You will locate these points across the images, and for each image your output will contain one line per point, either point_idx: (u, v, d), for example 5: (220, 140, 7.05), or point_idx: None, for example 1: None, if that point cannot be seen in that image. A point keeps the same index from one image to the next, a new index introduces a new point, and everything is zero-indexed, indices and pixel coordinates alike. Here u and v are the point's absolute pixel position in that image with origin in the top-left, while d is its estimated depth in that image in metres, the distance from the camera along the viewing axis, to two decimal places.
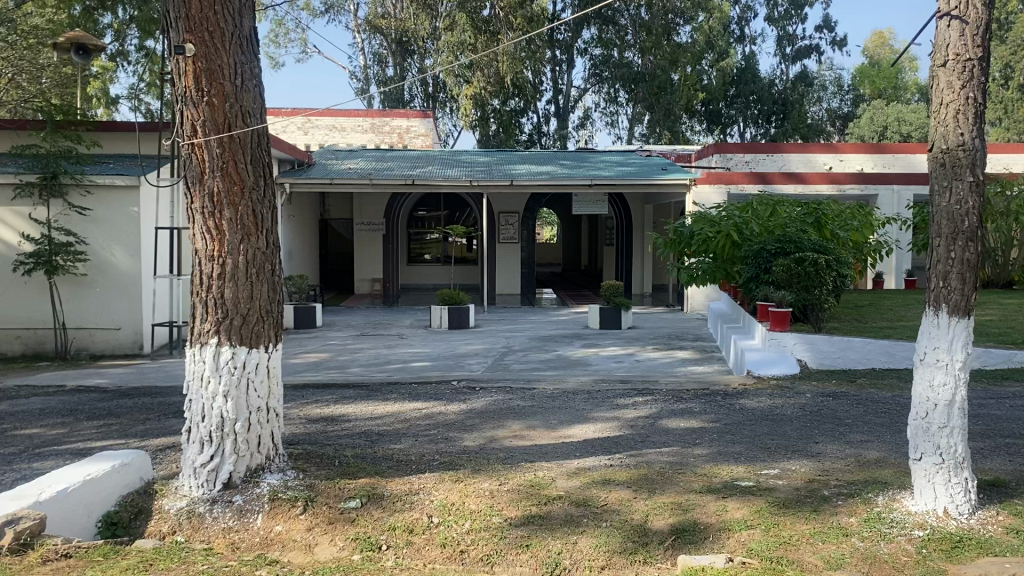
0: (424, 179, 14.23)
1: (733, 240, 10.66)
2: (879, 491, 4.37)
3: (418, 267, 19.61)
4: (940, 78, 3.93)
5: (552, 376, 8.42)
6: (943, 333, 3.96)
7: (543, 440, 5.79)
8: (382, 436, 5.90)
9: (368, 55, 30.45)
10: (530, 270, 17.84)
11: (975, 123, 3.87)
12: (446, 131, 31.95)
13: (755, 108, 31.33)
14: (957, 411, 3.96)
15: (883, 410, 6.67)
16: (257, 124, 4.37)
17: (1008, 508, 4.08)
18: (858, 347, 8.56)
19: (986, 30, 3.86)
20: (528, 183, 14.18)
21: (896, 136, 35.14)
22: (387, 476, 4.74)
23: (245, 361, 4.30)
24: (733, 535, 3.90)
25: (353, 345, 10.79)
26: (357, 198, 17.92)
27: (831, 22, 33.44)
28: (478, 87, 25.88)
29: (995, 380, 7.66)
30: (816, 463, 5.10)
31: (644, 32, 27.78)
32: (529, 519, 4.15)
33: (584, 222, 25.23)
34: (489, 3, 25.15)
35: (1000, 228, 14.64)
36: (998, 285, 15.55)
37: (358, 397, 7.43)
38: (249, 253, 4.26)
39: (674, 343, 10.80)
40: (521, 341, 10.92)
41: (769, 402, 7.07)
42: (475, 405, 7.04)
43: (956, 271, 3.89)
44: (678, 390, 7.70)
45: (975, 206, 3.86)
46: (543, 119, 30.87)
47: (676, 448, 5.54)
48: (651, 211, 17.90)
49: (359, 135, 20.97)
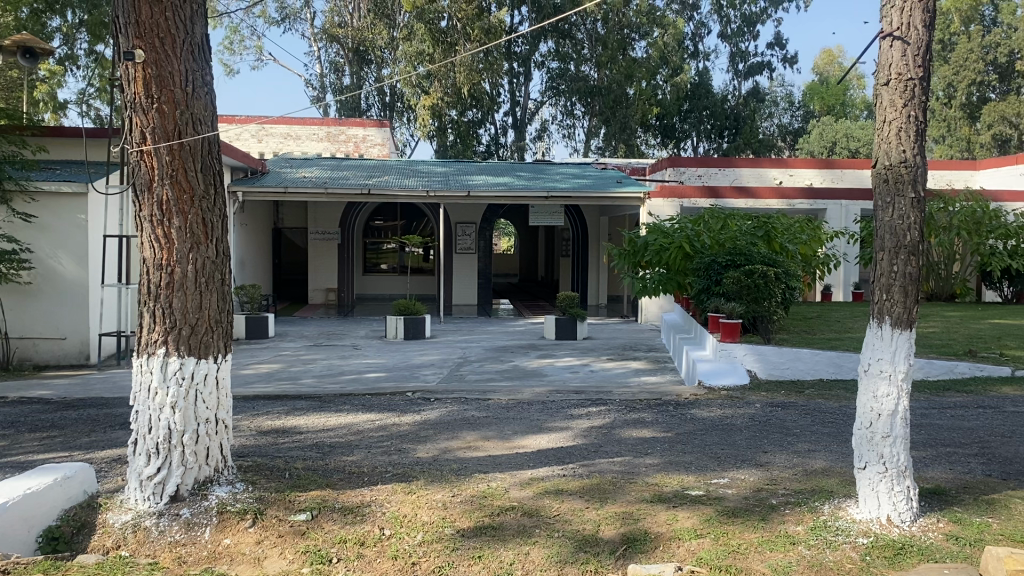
0: (381, 189, 14.19)
1: (684, 252, 10.79)
2: (825, 499, 4.46)
3: (374, 277, 19.53)
4: (884, 96, 4.04)
5: (508, 387, 8.41)
6: (887, 345, 4.06)
7: (497, 451, 5.79)
8: (333, 447, 5.84)
9: (324, 64, 30.40)
10: (486, 281, 17.89)
11: (916, 142, 3.98)
12: (402, 141, 32.02)
13: (708, 123, 31.87)
14: (900, 421, 4.07)
15: (830, 421, 6.79)
16: (208, 131, 4.32)
17: (948, 516, 4.19)
18: (807, 358, 8.70)
19: (926, 51, 3.98)
20: (486, 195, 14.20)
21: (845, 152, 36.16)
22: (339, 489, 4.69)
23: (193, 371, 4.24)
24: (683, 544, 3.94)
25: (305, 356, 10.67)
26: (312, 207, 17.78)
27: (782, 40, 34.25)
28: (436, 97, 25.79)
29: (937, 391, 7.87)
30: (765, 473, 5.18)
31: (601, 46, 28.06)
32: (481, 530, 4.14)
33: (541, 234, 25.35)
34: (446, 13, 25.13)
35: (943, 242, 15.02)
36: (942, 298, 15.91)
37: (310, 409, 7.36)
38: (198, 262, 4.21)
39: (628, 353, 10.90)
40: (476, 352, 10.91)
41: (719, 413, 7.16)
42: (429, 416, 7.01)
43: (899, 284, 3.99)
44: (631, 401, 7.77)
45: (917, 221, 3.97)
46: (501, 130, 31.05)
47: (627, 458, 5.58)
48: (606, 223, 18.14)
49: (315, 144, 20.83)
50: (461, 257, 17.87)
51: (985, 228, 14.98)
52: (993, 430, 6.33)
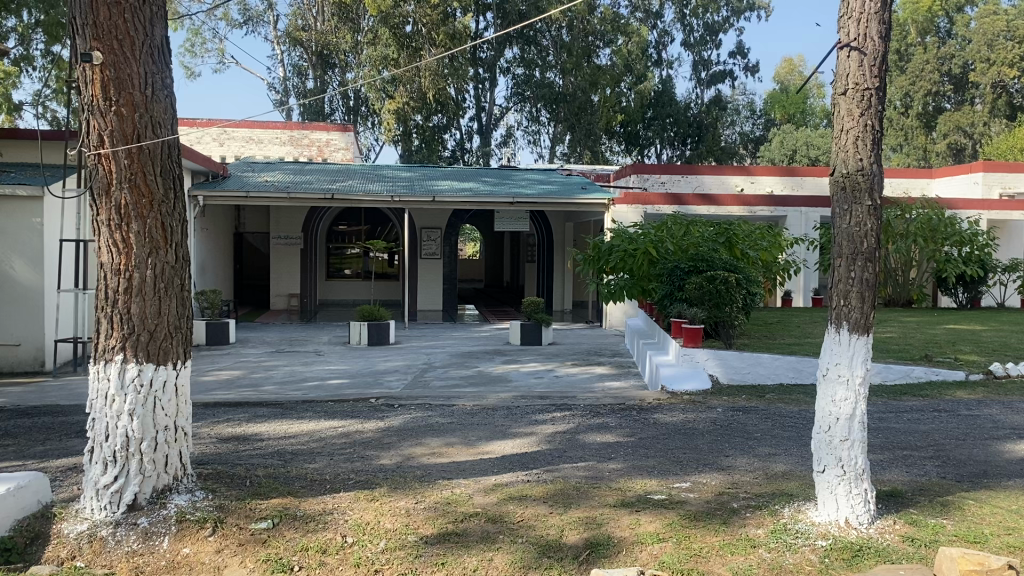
0: (344, 194, 14.07)
1: (649, 258, 10.87)
2: (785, 502, 4.52)
3: (338, 283, 19.41)
4: (841, 105, 4.11)
5: (472, 393, 8.40)
6: (845, 349, 4.13)
7: (462, 457, 5.79)
8: (296, 455, 5.79)
9: (288, 67, 30.19)
10: (451, 287, 17.85)
11: (872, 150, 4.05)
12: (367, 146, 31.89)
13: (671, 130, 32.17)
14: (857, 425, 4.14)
15: (790, 425, 6.88)
16: (167, 135, 4.27)
17: (904, 518, 4.27)
18: (767, 362, 8.83)
19: (883, 61, 4.05)
20: (451, 200, 14.18)
21: (805, 159, 36.75)
22: (301, 496, 4.64)
23: (152, 378, 4.18)
24: (646, 548, 3.97)
25: (267, 362, 10.55)
26: (274, 211, 17.61)
27: (744, 49, 34.74)
28: (402, 102, 25.71)
29: (894, 395, 8.02)
30: (726, 477, 5.23)
31: (566, 53, 28.25)
32: (445, 536, 4.13)
33: (506, 239, 25.37)
34: (412, 18, 25.07)
35: (900, 249, 15.39)
36: (899, 304, 16.20)
37: (272, 416, 7.28)
38: (157, 267, 4.15)
39: (592, 359, 10.95)
40: (441, 358, 10.87)
41: (681, 417, 7.22)
42: (393, 423, 6.97)
43: (856, 290, 4.06)
44: (595, 405, 7.81)
45: (873, 228, 4.04)
46: (466, 136, 31.06)
47: (591, 462, 5.61)
48: (572, 229, 18.20)
49: (277, 148, 20.70)
50: (426, 262, 17.81)
51: (941, 236, 15.35)
52: (948, 433, 6.46)
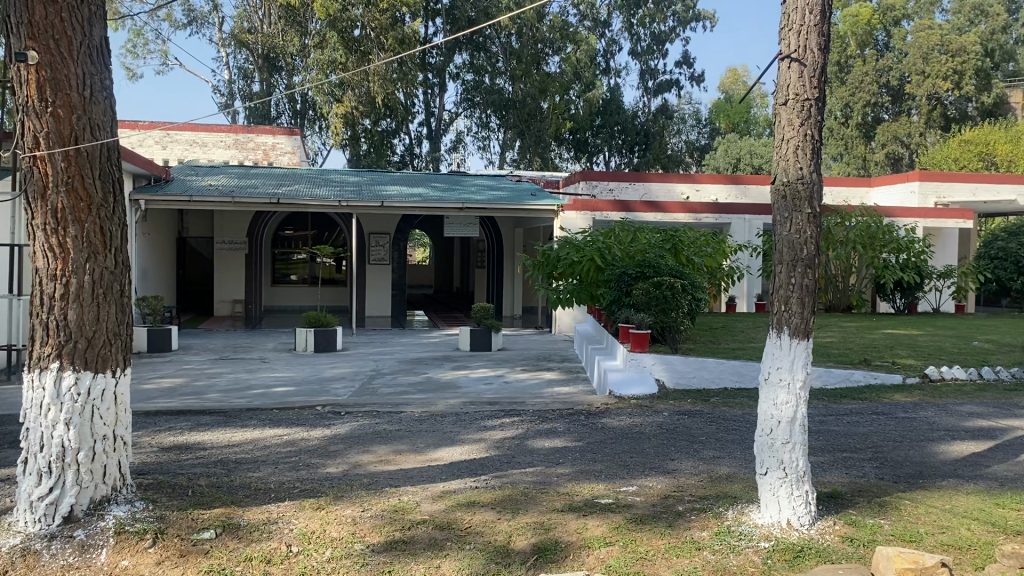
0: (290, 198, 13.89)
1: (596, 264, 10.94)
2: (729, 505, 4.59)
3: (284, 288, 19.17)
4: (782, 115, 4.20)
5: (421, 399, 8.36)
6: (786, 354, 4.22)
7: (410, 464, 5.75)
8: (239, 464, 5.69)
9: (233, 70, 29.80)
10: (400, 292, 17.76)
11: (812, 159, 4.15)
12: (314, 150, 31.64)
13: (619, 138, 32.51)
14: (798, 428, 4.23)
15: (734, 428, 7.00)
16: (107, 137, 4.18)
17: (844, 518, 4.37)
18: (711, 367, 8.96)
19: (821, 73, 4.15)
20: (399, 206, 14.09)
21: (749, 168, 37.45)
22: (244, 505, 4.57)
23: (89, 387, 4.08)
24: (593, 553, 4.00)
25: (210, 370, 10.35)
26: (218, 216, 17.31)
27: (689, 59, 35.33)
28: (350, 106, 25.47)
29: (835, 399, 8.21)
30: (672, 480, 5.29)
31: (515, 60, 28.35)
32: (392, 544, 4.10)
33: (456, 245, 25.35)
34: (360, 23, 24.93)
35: (840, 255, 15.76)
36: (839, 309, 16.59)
37: (215, 424, 7.15)
38: (95, 273, 4.05)
39: (542, 364, 10.98)
40: (388, 364, 10.81)
41: (628, 421, 7.29)
42: (339, 430, 6.90)
43: (796, 296, 4.15)
44: (544, 411, 7.84)
45: (813, 235, 4.14)
46: (415, 141, 30.98)
47: (540, 468, 5.62)
48: (521, 235, 18.26)
49: (222, 151, 20.33)
50: (374, 268, 17.67)
51: (879, 243, 15.75)
52: (885, 436, 6.63)
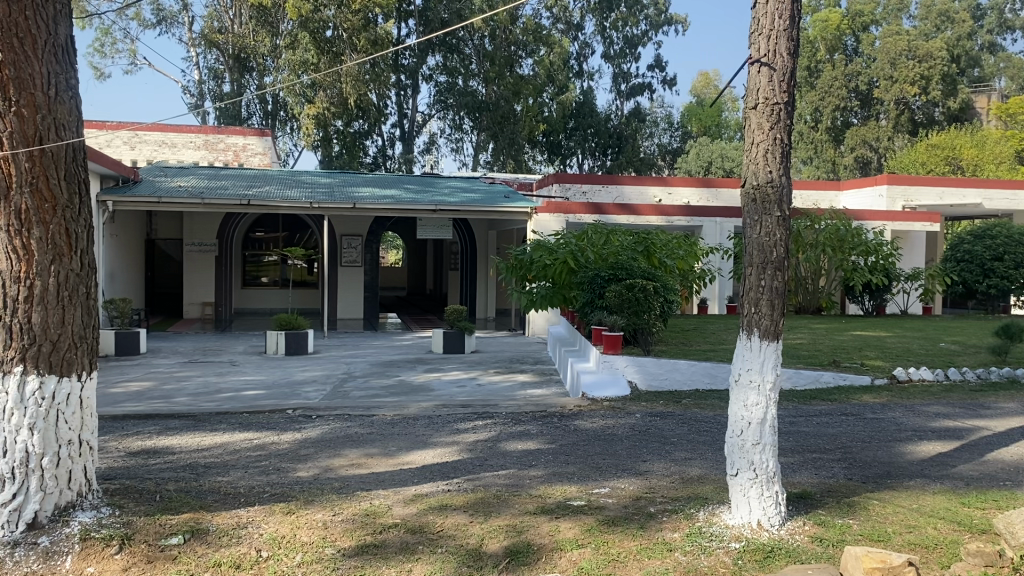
0: (261, 200, 13.78)
1: (569, 266, 10.96)
2: (700, 506, 4.61)
3: (254, 290, 18.99)
4: (752, 119, 4.23)
5: (393, 402, 8.31)
6: (756, 356, 4.25)
7: (381, 468, 5.71)
8: (208, 468, 5.62)
9: (203, 70, 29.54)
10: (372, 294, 17.68)
11: (781, 163, 4.19)
12: (285, 151, 31.47)
13: (592, 141, 32.67)
14: (768, 429, 4.26)
15: (705, 429, 7.04)
16: (72, 137, 4.12)
17: (813, 518, 4.41)
18: (683, 368, 9.01)
19: (790, 77, 4.19)
20: (372, 207, 14.02)
21: (720, 171, 37.78)
22: (213, 510, 4.52)
23: (54, 391, 4.01)
24: (566, 555, 3.99)
25: (179, 373, 10.23)
26: (188, 217, 17.11)
27: (662, 63, 35.58)
28: (321, 107, 25.30)
29: (804, 400, 8.30)
30: (644, 481, 5.31)
31: (488, 62, 28.37)
32: (363, 548, 4.07)
33: (429, 247, 25.30)
34: (332, 24, 24.81)
35: (810, 258, 15.95)
36: (809, 311, 16.76)
37: (184, 428, 7.06)
38: (61, 275, 3.99)
39: (515, 366, 10.99)
40: (361, 367, 10.74)
41: (601, 423, 7.30)
42: (311, 434, 6.84)
43: (766, 298, 4.19)
44: (517, 413, 7.84)
45: (783, 238, 4.17)
46: (388, 142, 30.89)
47: (512, 470, 5.62)
48: (495, 237, 18.26)
49: (192, 152, 20.11)
50: (346, 270, 17.57)
51: (848, 245, 15.94)
52: (854, 436, 6.71)
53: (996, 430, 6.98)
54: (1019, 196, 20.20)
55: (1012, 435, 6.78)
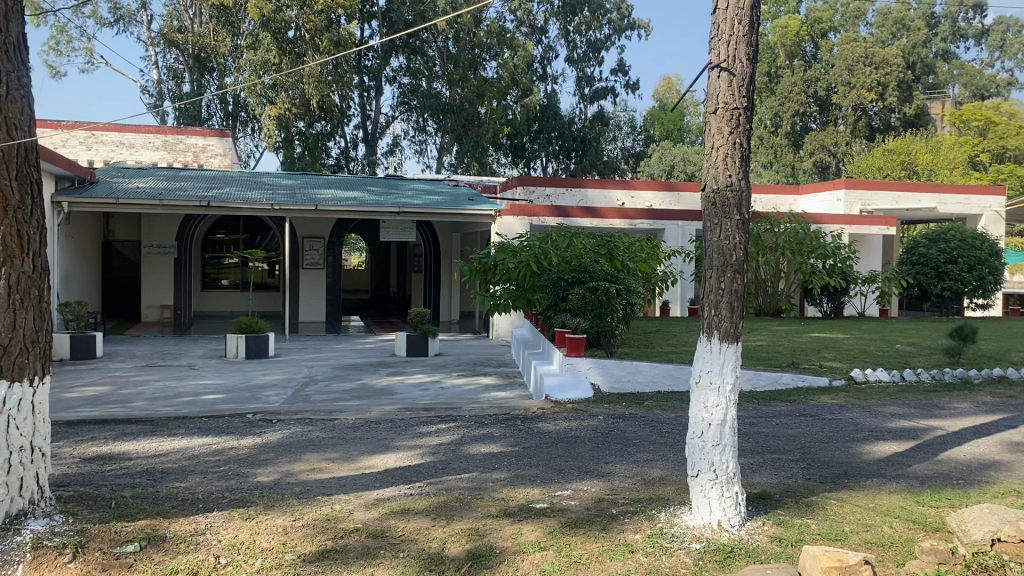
0: (222, 201, 13.61)
1: (533, 269, 10.98)
2: (661, 507, 4.64)
3: (215, 293, 18.76)
4: (712, 124, 4.27)
5: (356, 406, 8.25)
6: (716, 358, 4.29)
7: (343, 472, 5.67)
8: (166, 474, 5.53)
9: (163, 70, 29.13)
10: (335, 297, 17.55)
11: (740, 167, 4.24)
12: (247, 152, 31.15)
13: (556, 144, 32.78)
14: (728, 430, 4.31)
15: (667, 431, 7.09)
16: (24, 137, 4.03)
17: (772, 518, 4.46)
18: (646, 370, 9.06)
19: (749, 83, 4.24)
20: (334, 209, 13.90)
21: (682, 174, 38.13)
22: (170, 516, 4.45)
23: (4, 397, 3.92)
24: (528, 558, 3.99)
25: (136, 377, 10.06)
26: (146, 219, 16.83)
27: (625, 67, 35.84)
28: (283, 108, 25.06)
29: (764, 401, 8.40)
30: (606, 483, 5.33)
31: (452, 64, 28.29)
32: (324, 554, 4.03)
33: (393, 248, 25.17)
34: (294, 24, 24.61)
35: (770, 261, 16.20)
36: (769, 313, 16.96)
37: (141, 434, 6.94)
38: (12, 278, 3.90)
39: (479, 369, 10.97)
40: (323, 371, 10.65)
41: (564, 425, 7.32)
42: (270, 439, 6.76)
43: (726, 301, 4.23)
44: (480, 416, 7.83)
45: (742, 242, 4.22)
46: (351, 144, 30.71)
47: (474, 473, 5.61)
48: (458, 240, 18.22)
49: (150, 153, 19.82)
50: (308, 273, 17.42)
51: (807, 248, 16.20)
52: (813, 437, 6.80)
53: (949, 430, 7.12)
54: (972, 200, 20.69)
55: (964, 435, 6.93)
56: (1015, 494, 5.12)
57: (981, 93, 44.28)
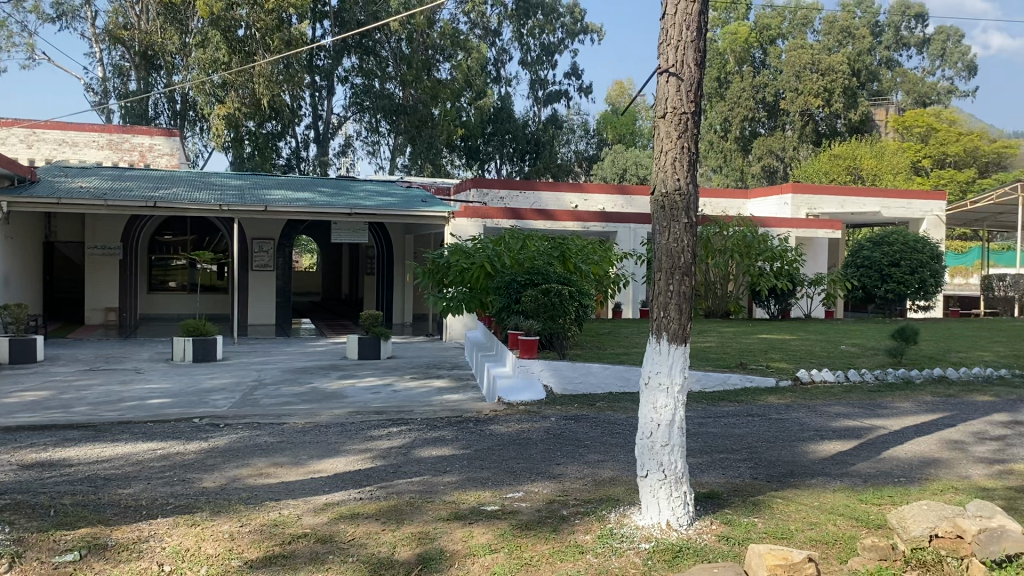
0: (169, 202, 13.35)
1: (486, 271, 10.97)
2: (611, 508, 4.68)
3: (161, 295, 18.40)
4: (661, 128, 4.31)
5: (305, 410, 8.16)
6: (665, 359, 4.34)
7: (291, 477, 5.60)
8: (109, 480, 5.41)
9: (107, 68, 28.53)
10: (285, 299, 17.35)
11: (688, 171, 4.28)
12: (195, 151, 30.65)
13: (510, 146, 32.84)
14: (676, 430, 4.36)
15: (618, 432, 7.14)
16: None
17: (721, 518, 4.52)
18: (598, 372, 9.13)
19: (697, 88, 4.29)
20: (284, 210, 13.72)
21: (635, 178, 38.54)
22: (113, 524, 4.35)
23: None
24: (478, 560, 3.99)
25: (79, 382, 9.80)
26: (89, 219, 16.43)
27: (578, 71, 36.07)
28: (232, 107, 24.73)
29: (713, 401, 8.51)
30: (557, 485, 5.35)
31: (405, 65, 28.16)
32: (271, 560, 3.98)
33: (345, 250, 24.95)
34: (244, 23, 24.23)
35: (719, 264, 16.50)
36: (718, 315, 17.19)
37: (83, 439, 6.78)
38: None
39: (431, 372, 10.92)
40: (272, 375, 10.50)
41: (516, 427, 7.33)
42: (218, 443, 6.66)
43: (674, 303, 4.28)
44: (432, 419, 7.79)
45: (690, 245, 4.27)
46: (302, 144, 30.39)
47: (426, 477, 5.58)
48: (411, 242, 18.13)
49: (94, 152, 19.39)
50: (257, 274, 17.17)
51: (755, 252, 16.48)
52: (760, 436, 6.91)
53: (891, 429, 7.29)
54: (914, 205, 21.23)
55: (906, 434, 7.11)
56: (953, 490, 5.27)
57: (923, 100, 45.55)
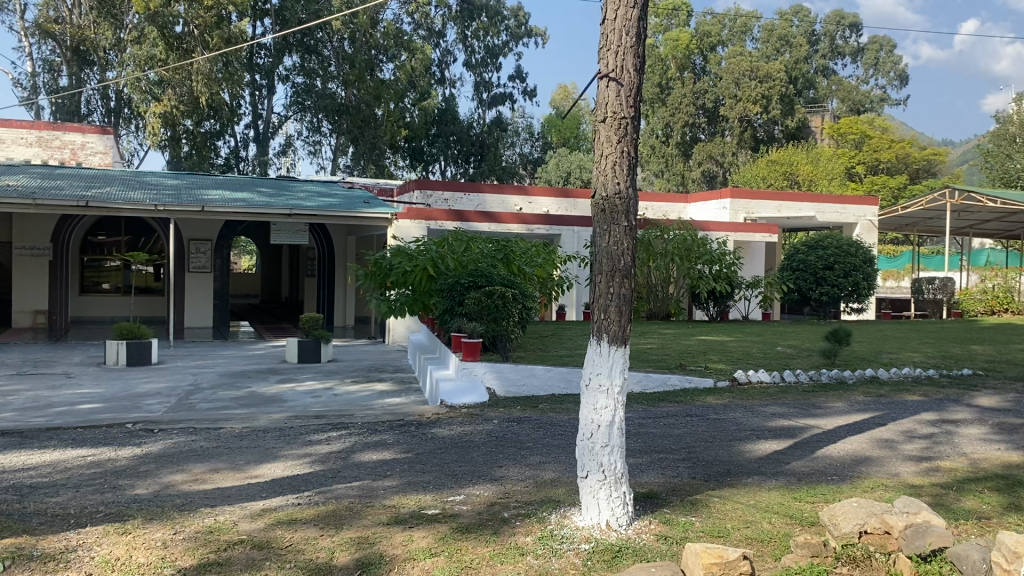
0: (101, 201, 12.99)
1: (429, 273, 10.93)
2: (552, 509, 4.71)
3: (94, 297, 17.90)
4: (601, 132, 4.35)
5: (243, 415, 8.00)
6: (605, 360, 4.38)
7: (228, 483, 5.49)
8: (35, 489, 5.23)
9: (36, 62, 27.65)
10: (222, 301, 17.03)
11: (628, 175, 4.33)
12: (130, 149, 29.89)
13: (455, 148, 32.78)
14: (617, 431, 4.40)
15: (559, 433, 7.17)
16: None
17: (660, 517, 4.58)
18: (540, 374, 9.19)
19: (636, 93, 4.33)
20: (221, 211, 13.44)
21: (578, 181, 38.80)
22: (38, 534, 4.21)
23: None
24: (417, 565, 3.96)
25: (5, 387, 9.46)
26: (18, 218, 15.90)
27: (522, 74, 36.20)
28: (169, 105, 24.23)
29: (653, 402, 8.61)
30: (499, 487, 5.35)
31: (348, 65, 27.88)
32: (205, 567, 3.89)
33: (285, 252, 24.57)
34: (182, 19, 23.70)
35: (659, 267, 16.73)
36: (659, 317, 17.47)
37: (7, 446, 6.54)
38: None
39: (373, 375, 10.82)
40: (208, 379, 10.28)
41: (457, 430, 7.31)
42: (151, 449, 6.49)
43: (614, 305, 4.32)
44: (373, 423, 7.72)
45: (629, 247, 4.32)
46: (242, 144, 29.89)
47: (366, 481, 5.52)
48: (353, 244, 17.97)
49: (22, 149, 18.81)
50: (194, 276, 16.82)
51: (695, 255, 16.77)
52: (698, 437, 7.01)
53: (824, 429, 7.47)
54: (847, 209, 21.79)
55: (839, 433, 7.29)
56: (883, 488, 5.42)
57: (857, 108, 46.79)
